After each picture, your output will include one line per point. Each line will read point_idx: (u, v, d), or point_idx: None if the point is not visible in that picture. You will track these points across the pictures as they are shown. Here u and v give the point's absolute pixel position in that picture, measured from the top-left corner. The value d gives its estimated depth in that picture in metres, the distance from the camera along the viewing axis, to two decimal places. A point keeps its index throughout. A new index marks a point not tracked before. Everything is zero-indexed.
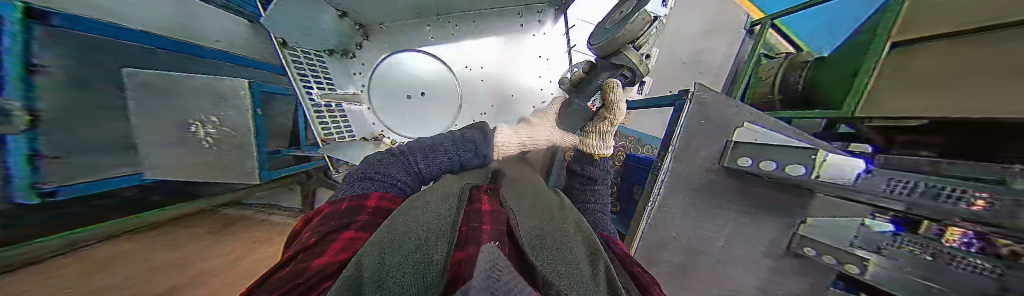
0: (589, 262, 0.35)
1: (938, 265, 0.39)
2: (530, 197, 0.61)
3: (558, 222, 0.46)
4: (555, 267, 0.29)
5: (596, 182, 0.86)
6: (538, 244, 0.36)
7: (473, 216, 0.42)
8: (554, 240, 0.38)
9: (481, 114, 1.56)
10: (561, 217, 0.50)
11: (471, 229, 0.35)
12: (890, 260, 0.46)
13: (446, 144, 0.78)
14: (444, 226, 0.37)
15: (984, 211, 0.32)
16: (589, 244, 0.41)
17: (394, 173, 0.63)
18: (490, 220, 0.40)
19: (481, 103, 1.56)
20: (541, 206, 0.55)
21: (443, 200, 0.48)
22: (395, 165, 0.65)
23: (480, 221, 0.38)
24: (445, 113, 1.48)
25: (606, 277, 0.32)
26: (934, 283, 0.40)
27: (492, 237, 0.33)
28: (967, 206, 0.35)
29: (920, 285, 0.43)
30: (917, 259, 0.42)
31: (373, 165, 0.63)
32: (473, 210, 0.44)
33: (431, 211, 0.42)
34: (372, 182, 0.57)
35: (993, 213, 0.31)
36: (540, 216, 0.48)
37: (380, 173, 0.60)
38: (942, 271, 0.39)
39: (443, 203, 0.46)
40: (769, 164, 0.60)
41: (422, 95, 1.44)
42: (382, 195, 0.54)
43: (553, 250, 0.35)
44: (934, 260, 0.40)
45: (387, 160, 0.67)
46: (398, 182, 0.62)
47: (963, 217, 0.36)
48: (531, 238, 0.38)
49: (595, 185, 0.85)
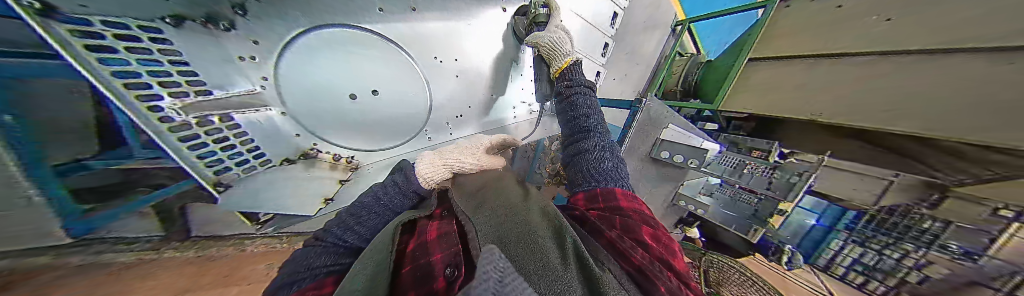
0: (560, 249, 0.24)
1: (733, 200, 0.90)
2: (491, 182, 0.46)
3: (517, 206, 0.34)
4: (526, 267, 0.20)
5: (571, 92, 0.65)
6: (503, 242, 0.26)
7: (419, 249, 0.29)
8: (521, 232, 0.27)
9: (456, 117, 0.97)
10: (521, 201, 0.36)
11: (423, 269, 0.25)
12: (710, 197, 0.96)
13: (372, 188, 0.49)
14: (380, 271, 0.23)
15: (775, 181, 0.74)
16: (552, 216, 0.30)
17: (330, 254, 0.35)
18: (442, 242, 0.29)
19: (458, 98, 0.94)
20: (496, 194, 0.40)
21: (383, 234, 0.32)
22: (326, 248, 0.36)
23: (433, 253, 0.27)
24: (413, 118, 0.85)
25: (580, 257, 0.22)
26: (726, 209, 0.93)
27: (447, 270, 0.23)
28: (760, 175, 0.77)
29: (720, 211, 0.94)
30: (728, 197, 0.92)
31: (300, 258, 0.35)
32: (418, 245, 0.31)
33: (364, 254, 0.28)
34: (303, 281, 0.30)
35: (777, 182, 0.74)
36: (496, 206, 0.34)
37: (314, 264, 0.32)
38: (733, 203, 0.90)
39: (374, 243, 0.29)
40: (679, 157, 0.85)
41: (373, 93, 0.71)
42: (325, 280, 0.31)
43: (522, 242, 0.25)
44: (734, 196, 0.90)
45: (313, 245, 0.37)
46: (342, 259, 0.36)
47: (794, 186, 0.70)
48: (493, 238, 0.27)
49: (572, 95, 0.64)
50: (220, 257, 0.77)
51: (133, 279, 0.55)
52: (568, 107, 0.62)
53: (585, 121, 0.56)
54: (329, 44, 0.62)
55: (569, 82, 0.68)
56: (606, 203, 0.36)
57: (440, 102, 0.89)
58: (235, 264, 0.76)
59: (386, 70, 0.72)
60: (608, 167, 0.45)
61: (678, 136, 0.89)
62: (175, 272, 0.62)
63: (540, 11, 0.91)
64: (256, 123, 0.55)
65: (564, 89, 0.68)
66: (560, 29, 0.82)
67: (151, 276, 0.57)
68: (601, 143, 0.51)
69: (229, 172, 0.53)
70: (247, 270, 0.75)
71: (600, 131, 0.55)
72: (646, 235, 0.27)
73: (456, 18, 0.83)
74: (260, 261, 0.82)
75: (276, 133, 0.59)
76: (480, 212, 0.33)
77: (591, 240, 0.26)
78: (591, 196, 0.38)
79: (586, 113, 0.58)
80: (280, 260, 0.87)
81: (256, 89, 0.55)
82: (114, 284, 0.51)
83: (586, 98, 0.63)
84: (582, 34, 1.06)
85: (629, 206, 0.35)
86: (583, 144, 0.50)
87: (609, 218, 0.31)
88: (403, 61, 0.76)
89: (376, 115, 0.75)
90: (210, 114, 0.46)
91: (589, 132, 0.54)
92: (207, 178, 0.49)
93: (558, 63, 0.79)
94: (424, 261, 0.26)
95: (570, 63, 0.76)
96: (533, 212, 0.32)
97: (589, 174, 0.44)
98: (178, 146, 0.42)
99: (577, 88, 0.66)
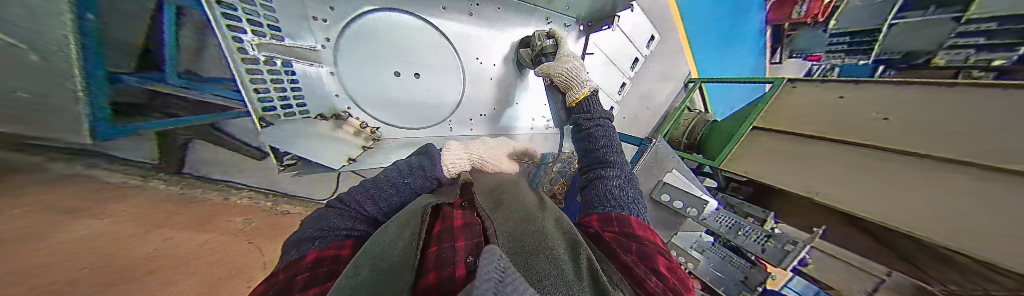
0: (574, 262, 0.23)
1: (721, 260, 0.86)
2: (508, 185, 0.47)
3: (537, 214, 0.34)
4: (541, 268, 0.21)
5: (589, 124, 0.66)
6: (518, 248, 0.26)
7: (440, 234, 0.30)
8: (540, 239, 0.27)
9: (478, 115, 0.97)
10: (539, 209, 0.37)
11: (444, 252, 0.25)
12: (702, 255, 0.93)
13: (396, 167, 0.48)
14: (409, 244, 0.24)
15: (758, 245, 0.69)
16: (569, 231, 0.31)
17: (352, 219, 0.36)
18: (462, 232, 0.29)
19: (483, 98, 0.96)
20: (516, 199, 0.40)
21: (405, 216, 0.33)
22: (346, 212, 0.37)
23: (455, 241, 0.27)
24: (443, 106, 0.86)
25: (593, 270, 0.22)
26: (716, 270, 0.86)
27: (465, 255, 0.23)
28: (749, 237, 0.72)
29: (711, 271, 0.88)
30: (717, 256, 0.88)
31: (317, 220, 0.35)
32: (442, 229, 0.31)
33: (384, 230, 0.29)
34: (324, 238, 0.31)
35: (760, 247, 0.68)
36: (517, 211, 0.35)
37: (336, 225, 0.34)
38: (722, 264, 0.85)
39: (404, 221, 0.31)
40: (679, 203, 0.85)
41: (416, 77, 0.76)
42: (345, 242, 0.32)
43: (535, 249, 0.25)
44: (722, 257, 0.86)
45: (332, 209, 0.38)
46: (362, 225, 0.37)
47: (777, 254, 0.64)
48: (512, 243, 0.27)
49: (592, 126, 0.66)
50: (193, 201, 0.74)
51: (89, 208, 0.52)
52: (588, 136, 0.63)
53: (607, 150, 0.58)
54: (386, 26, 0.66)
55: (587, 112, 0.70)
56: (620, 228, 0.37)
57: (467, 97, 0.91)
58: (204, 212, 0.72)
59: (431, 59, 0.77)
60: (626, 199, 0.46)
61: (679, 183, 0.91)
62: (138, 211, 0.59)
63: (547, 42, 0.89)
64: (310, 77, 0.59)
65: (587, 117, 0.69)
66: (571, 62, 0.82)
67: (107, 210, 0.54)
68: (621, 172, 0.53)
69: (274, 111, 0.54)
70: (212, 222, 0.71)
71: (618, 160, 0.56)
72: (659, 265, 0.28)
73: (486, 29, 0.87)
74: (240, 214, 0.80)
75: (319, 87, 0.61)
76: (497, 217, 0.34)
77: (606, 262, 0.26)
78: (610, 219, 0.39)
79: (605, 145, 0.60)
80: (259, 217, 0.84)
81: (317, 47, 0.59)
82: (65, 209, 0.48)
83: (607, 131, 0.65)
84: (603, 69, 1.14)
85: (645, 235, 0.35)
86: (602, 171, 0.52)
87: (625, 244, 0.32)
88: (447, 52, 0.81)
89: (412, 94, 0.77)
90: (277, 57, 0.51)
91: (608, 161, 0.55)
92: (256, 112, 0.50)
93: (575, 92, 0.78)
94: (441, 245, 0.27)
95: (580, 102, 0.75)
96: (549, 222, 0.33)
97: (608, 196, 0.45)
98: (246, 76, 0.46)
99: (598, 118, 0.68)
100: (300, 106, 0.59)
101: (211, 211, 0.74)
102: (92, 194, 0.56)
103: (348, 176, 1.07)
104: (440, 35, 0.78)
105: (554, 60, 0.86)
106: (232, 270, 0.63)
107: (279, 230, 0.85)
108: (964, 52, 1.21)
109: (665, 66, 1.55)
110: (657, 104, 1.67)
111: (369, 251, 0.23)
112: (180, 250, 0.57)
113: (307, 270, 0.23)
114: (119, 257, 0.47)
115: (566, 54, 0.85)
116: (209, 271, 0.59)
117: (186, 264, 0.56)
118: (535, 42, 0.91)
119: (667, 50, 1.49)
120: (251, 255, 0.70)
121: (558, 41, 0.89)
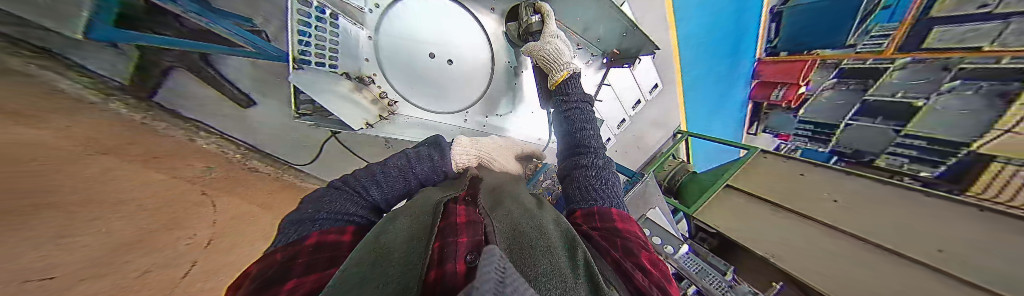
0: (569, 262, 0.23)
1: None
2: (508, 185, 0.47)
3: (534, 215, 0.34)
4: (540, 267, 0.21)
5: (567, 106, 0.57)
6: (516, 246, 0.26)
7: (443, 227, 0.28)
8: (539, 239, 0.27)
9: (496, 114, 0.88)
10: (538, 210, 0.36)
11: (443, 245, 0.24)
12: None
13: (403, 152, 0.47)
14: (411, 252, 0.24)
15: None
16: (565, 230, 0.31)
17: (356, 204, 0.36)
18: (466, 226, 0.28)
19: (503, 96, 0.87)
20: (515, 200, 0.39)
21: (414, 215, 0.33)
22: (350, 195, 0.37)
23: (455, 235, 0.26)
24: (468, 91, 0.79)
25: (590, 270, 0.23)
26: None
27: (467, 249, 0.23)
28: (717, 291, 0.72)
29: None
30: None
31: (316, 200, 0.34)
32: (441, 222, 0.30)
33: (388, 230, 0.29)
34: (326, 220, 0.31)
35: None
36: (516, 212, 0.35)
37: (340, 209, 0.33)
38: None
39: (409, 224, 0.31)
40: (657, 239, 0.87)
41: (449, 62, 0.73)
42: (347, 228, 0.31)
43: (533, 249, 0.25)
44: None
45: (334, 189, 0.37)
46: (364, 212, 0.36)
47: None
48: (510, 244, 0.26)
49: (571, 110, 0.56)
50: (149, 134, 0.66)
51: (25, 114, 0.45)
52: (569, 120, 0.55)
53: (586, 135, 0.51)
54: (428, 10, 0.68)
55: (568, 93, 0.60)
56: (603, 222, 0.35)
57: (493, 89, 0.84)
58: (158, 149, 0.64)
59: (459, 41, 0.74)
60: (607, 188, 0.42)
61: (659, 221, 0.95)
62: (81, 131, 0.52)
63: (532, 19, 0.72)
64: (352, 35, 0.60)
65: (565, 99, 0.59)
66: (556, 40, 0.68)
67: (48, 121, 0.47)
68: (603, 158, 0.48)
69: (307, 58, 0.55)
70: (162, 161, 0.63)
71: (598, 144, 0.51)
72: (644, 260, 0.28)
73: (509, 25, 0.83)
74: (201, 160, 0.72)
75: (354, 48, 0.61)
76: (498, 215, 0.34)
77: (600, 260, 0.27)
78: (595, 213, 0.37)
79: (584, 129, 0.52)
80: (222, 169, 0.76)
81: (362, 9, 0.60)
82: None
83: (586, 113, 0.56)
84: (608, 99, 1.19)
85: (627, 227, 0.35)
86: (581, 158, 0.47)
87: (612, 239, 0.31)
88: (477, 34, 0.77)
89: (437, 77, 0.73)
90: (327, 7, 0.55)
91: (586, 148, 0.49)
92: (294, 50, 0.52)
93: (554, 75, 0.65)
94: (445, 237, 0.25)
95: (559, 85, 0.63)
96: (547, 221, 0.33)
97: (591, 189, 0.42)
98: (295, 16, 0.51)
99: (576, 99, 0.58)
100: (331, 60, 0.59)
101: (167, 149, 0.66)
102: (33, 100, 0.49)
103: (332, 145, 0.99)
104: (469, 16, 0.75)
105: (539, 39, 0.72)
106: (174, 221, 0.56)
107: (240, 188, 0.77)
108: (899, 160, 1.64)
109: (662, 111, 1.68)
110: (649, 144, 1.78)
111: (363, 257, 0.22)
112: (121, 187, 0.50)
113: (309, 255, 0.24)
114: (44, 179, 0.40)
115: (551, 31, 0.70)
116: (147, 216, 0.52)
117: (122, 203, 0.49)
118: (522, 16, 0.74)
119: (667, 98, 1.61)
120: (201, 208, 0.63)
121: (545, 16, 0.71)
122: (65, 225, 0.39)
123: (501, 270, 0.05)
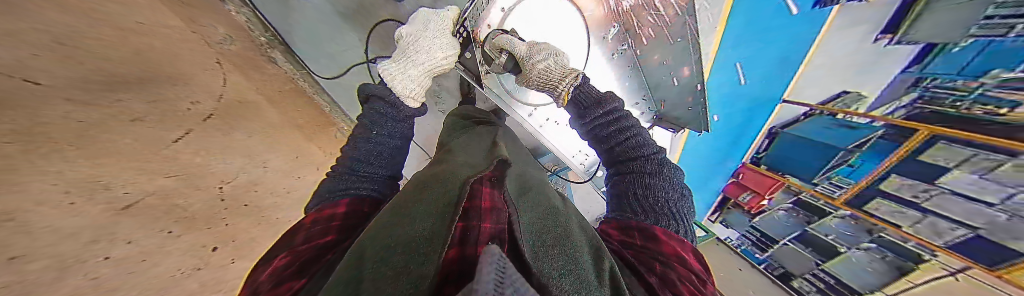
0: (592, 266, 0.20)
1: None
2: (530, 178, 0.45)
3: (559, 213, 0.32)
4: (563, 268, 0.18)
5: (606, 118, 0.46)
6: (542, 236, 0.24)
7: (468, 209, 0.25)
8: (559, 236, 0.25)
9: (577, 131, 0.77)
10: (564, 211, 0.34)
11: (470, 220, 0.23)
12: None
13: (389, 129, 0.49)
14: (437, 222, 0.23)
15: None
16: (592, 240, 0.27)
17: (370, 181, 0.42)
18: (491, 212, 0.24)
19: None
20: (541, 194, 0.38)
21: (437, 192, 0.32)
22: (355, 177, 0.41)
23: (479, 215, 0.24)
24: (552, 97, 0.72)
25: (616, 286, 0.19)
26: None
27: (490, 235, 0.19)
28: None
29: None
30: None
31: (333, 181, 0.40)
32: (468, 201, 0.27)
33: (423, 201, 0.29)
34: (346, 192, 0.38)
35: None
36: (542, 205, 0.33)
37: (354, 184, 0.40)
38: None
39: (441, 197, 0.29)
40: None
41: None
42: (342, 201, 0.36)
43: (558, 249, 0.22)
44: None
45: (368, 144, 0.45)
46: (372, 185, 0.42)
47: None
48: (533, 231, 0.24)
49: (621, 125, 0.45)
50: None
51: None
52: (607, 147, 0.46)
53: (636, 151, 0.41)
54: (411, 21, 0.63)
55: (585, 110, 0.49)
56: (642, 238, 0.30)
57: None
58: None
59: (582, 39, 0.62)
60: (676, 205, 0.34)
61: None
62: None
63: (501, 58, 0.57)
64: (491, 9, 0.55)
65: (583, 115, 0.50)
66: (550, 58, 0.55)
67: None
68: (659, 161, 0.39)
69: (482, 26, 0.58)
70: (173, 12, 0.55)
71: (650, 150, 0.41)
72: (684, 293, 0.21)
73: (612, 47, 0.62)
74: (222, 25, 0.67)
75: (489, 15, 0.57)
76: (524, 204, 0.32)
77: (624, 271, 0.24)
78: (638, 229, 0.31)
79: (630, 135, 0.43)
80: (241, 45, 0.70)
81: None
82: None
83: (620, 121, 0.46)
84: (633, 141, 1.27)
85: (671, 246, 0.28)
86: (632, 165, 0.40)
87: (643, 259, 0.26)
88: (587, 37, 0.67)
89: None
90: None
91: (632, 162, 0.41)
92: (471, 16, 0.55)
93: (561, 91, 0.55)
94: (470, 221, 0.22)
95: (574, 97, 0.53)
96: (572, 221, 0.32)
97: (653, 196, 0.34)
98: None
99: (599, 109, 0.47)
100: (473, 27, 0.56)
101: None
102: None
103: (359, 71, 0.85)
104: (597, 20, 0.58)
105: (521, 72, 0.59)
106: (177, 79, 0.50)
107: (254, 74, 0.72)
108: None
109: None
110: None
111: (392, 227, 0.23)
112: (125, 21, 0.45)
113: (323, 223, 0.31)
114: None
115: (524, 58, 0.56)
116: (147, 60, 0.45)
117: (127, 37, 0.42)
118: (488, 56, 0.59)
119: None
120: (211, 77, 0.57)
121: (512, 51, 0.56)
122: (45, 37, 0.35)
123: (501, 274, 0.04)
